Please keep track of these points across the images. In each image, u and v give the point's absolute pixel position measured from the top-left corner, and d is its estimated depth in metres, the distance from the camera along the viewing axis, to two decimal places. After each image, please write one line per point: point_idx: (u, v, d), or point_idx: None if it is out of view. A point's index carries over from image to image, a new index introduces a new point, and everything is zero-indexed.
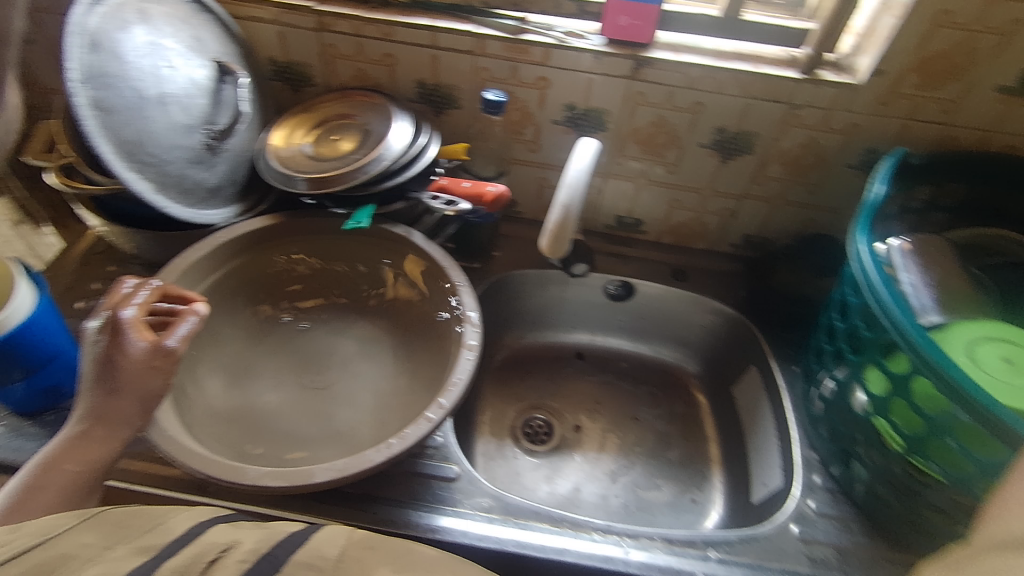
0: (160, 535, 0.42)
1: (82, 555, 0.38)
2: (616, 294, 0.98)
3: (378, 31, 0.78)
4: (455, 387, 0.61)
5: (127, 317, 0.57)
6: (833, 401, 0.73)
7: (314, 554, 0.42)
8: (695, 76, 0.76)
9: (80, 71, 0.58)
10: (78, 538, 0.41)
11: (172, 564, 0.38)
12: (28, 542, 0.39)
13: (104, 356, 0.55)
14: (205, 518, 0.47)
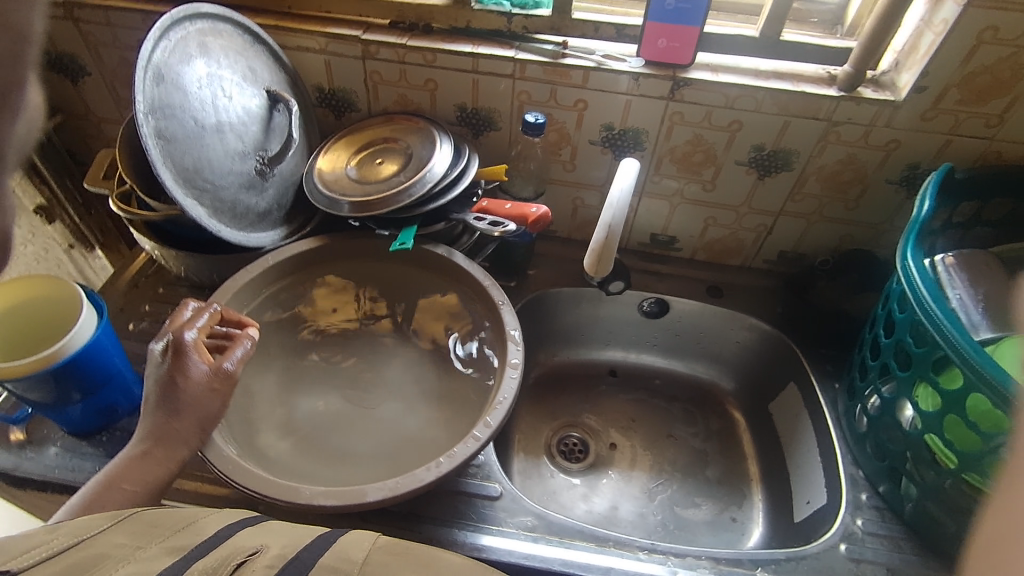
0: (193, 536, 0.45)
1: (117, 556, 0.42)
2: (650, 311, 0.98)
3: (422, 58, 0.81)
4: (501, 406, 0.62)
5: (189, 340, 0.61)
6: (879, 418, 0.72)
7: (340, 559, 0.44)
8: (734, 96, 0.77)
9: (147, 103, 0.61)
10: (112, 539, 0.44)
11: (202, 565, 0.41)
12: (65, 542, 0.43)
13: (168, 379, 0.59)
14: (238, 519, 0.50)
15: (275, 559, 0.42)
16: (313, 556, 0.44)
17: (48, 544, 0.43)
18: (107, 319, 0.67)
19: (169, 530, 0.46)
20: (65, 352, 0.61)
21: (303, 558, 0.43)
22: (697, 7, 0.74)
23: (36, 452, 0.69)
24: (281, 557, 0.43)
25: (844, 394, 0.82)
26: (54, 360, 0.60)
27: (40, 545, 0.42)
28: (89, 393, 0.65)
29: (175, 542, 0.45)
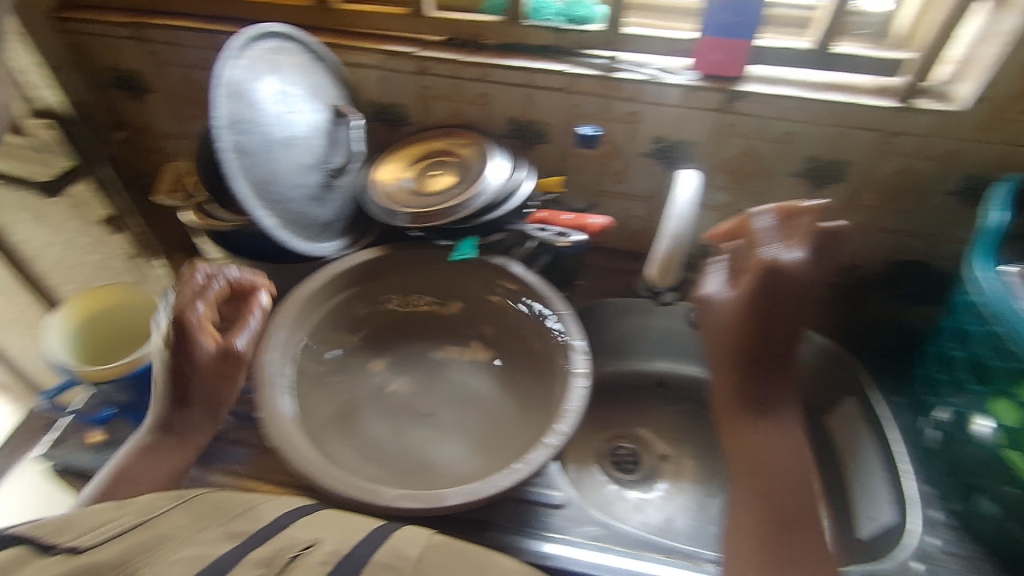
0: (250, 522, 0.50)
1: (175, 537, 0.47)
2: (700, 323, 0.98)
3: (476, 73, 0.83)
4: (571, 413, 0.65)
5: (195, 321, 0.63)
6: (957, 433, 0.72)
7: (395, 555, 0.48)
8: (789, 107, 0.77)
9: (224, 119, 0.63)
10: (174, 520, 0.49)
11: (258, 556, 0.45)
12: (130, 521, 0.49)
13: (178, 357, 0.63)
14: (292, 508, 0.55)
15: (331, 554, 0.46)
16: (369, 550, 0.48)
17: (116, 521, 0.49)
18: (186, 326, 0.70)
19: (231, 514, 0.51)
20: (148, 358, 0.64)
21: (358, 553, 0.47)
22: (749, 22, 0.74)
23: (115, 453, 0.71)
24: (336, 552, 0.46)
25: (909, 408, 0.85)
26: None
27: (104, 525, 0.48)
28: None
29: (234, 527, 0.49)
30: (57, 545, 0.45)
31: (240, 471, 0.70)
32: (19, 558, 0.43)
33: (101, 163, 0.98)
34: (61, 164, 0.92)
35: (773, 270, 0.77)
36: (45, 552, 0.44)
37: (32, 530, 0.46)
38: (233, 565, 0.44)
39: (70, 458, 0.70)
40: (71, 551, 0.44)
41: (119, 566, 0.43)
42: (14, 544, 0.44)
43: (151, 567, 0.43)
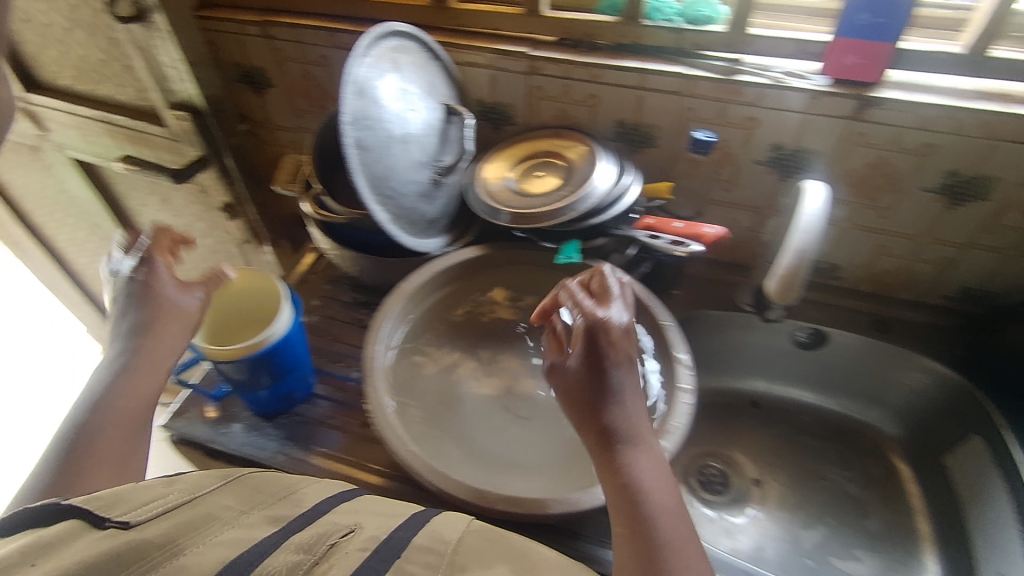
0: (291, 509, 0.48)
1: (222, 518, 0.45)
2: (805, 342, 0.93)
3: (587, 73, 0.81)
4: (676, 430, 0.63)
5: (161, 266, 0.66)
6: None
7: (433, 539, 0.47)
8: (931, 116, 0.71)
9: (349, 115, 0.65)
10: (222, 501, 0.48)
11: (298, 541, 0.43)
12: (177, 498, 0.46)
13: (139, 299, 0.64)
14: (337, 492, 0.54)
15: (368, 540, 0.45)
16: (407, 535, 0.47)
17: (164, 497, 0.46)
18: (298, 314, 0.73)
19: (271, 498, 0.49)
20: (266, 343, 0.67)
21: (399, 536, 0.46)
22: (894, 22, 0.68)
23: (228, 427, 0.76)
24: (373, 540, 0.45)
25: None
26: (258, 348, 0.67)
27: (155, 499, 0.45)
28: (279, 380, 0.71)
29: (277, 512, 0.47)
30: (109, 519, 0.42)
31: (336, 455, 0.73)
32: (72, 531, 0.41)
33: (224, 151, 1.00)
34: (190, 152, 0.97)
35: (591, 373, 0.55)
36: (98, 526, 0.41)
37: (86, 502, 0.43)
38: (274, 550, 0.41)
39: (190, 428, 0.76)
40: (122, 525, 0.42)
41: (164, 547, 0.40)
42: (73, 516, 0.42)
43: (197, 547, 0.41)
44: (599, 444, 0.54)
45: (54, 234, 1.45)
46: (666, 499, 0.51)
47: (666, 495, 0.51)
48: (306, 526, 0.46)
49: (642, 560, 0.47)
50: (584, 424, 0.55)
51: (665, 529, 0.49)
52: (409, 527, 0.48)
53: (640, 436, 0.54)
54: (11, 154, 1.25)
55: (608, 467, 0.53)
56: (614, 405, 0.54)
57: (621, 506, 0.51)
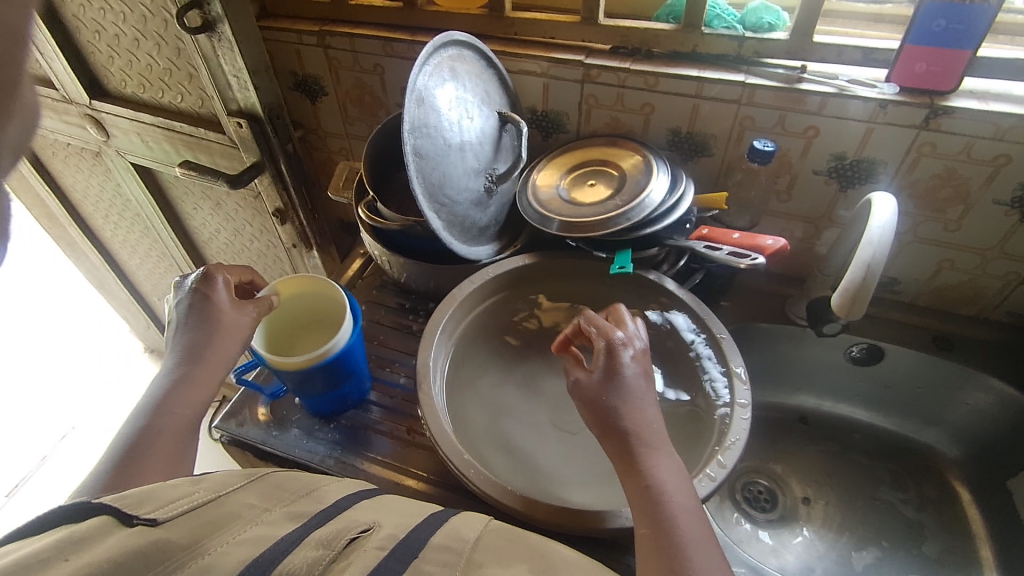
0: (312, 506, 0.48)
1: (245, 517, 0.45)
2: (859, 358, 0.89)
3: (643, 82, 0.81)
4: (733, 446, 0.61)
5: (222, 281, 0.67)
6: None
7: (453, 537, 0.47)
8: (1006, 126, 0.68)
9: (410, 123, 0.66)
10: (245, 499, 0.48)
11: (317, 536, 0.43)
12: (203, 497, 0.46)
13: (199, 312, 0.65)
14: (357, 490, 0.54)
15: (387, 537, 0.45)
16: (426, 533, 0.47)
17: (189, 496, 0.45)
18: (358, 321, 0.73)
19: (293, 496, 0.50)
20: (330, 352, 0.68)
21: (417, 535, 0.46)
22: (973, 29, 0.66)
23: (279, 430, 0.76)
24: (392, 537, 0.45)
25: None
26: (325, 357, 0.68)
27: (181, 498, 0.45)
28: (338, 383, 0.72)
29: (298, 509, 0.47)
30: (138, 516, 0.41)
31: (383, 460, 0.73)
32: (103, 527, 0.39)
33: (279, 158, 1.02)
34: (247, 159, 1.00)
35: (610, 385, 0.56)
36: (127, 523, 0.40)
37: (115, 500, 0.42)
38: (295, 546, 0.41)
39: (243, 431, 0.77)
40: (150, 523, 0.41)
41: (188, 548, 0.40)
42: (102, 512, 0.40)
43: (221, 547, 0.40)
44: (620, 450, 0.54)
45: (112, 236, 1.51)
46: (689, 501, 0.51)
47: (689, 496, 0.51)
48: (325, 522, 0.45)
49: (667, 560, 0.47)
50: (604, 430, 0.55)
51: (689, 528, 0.48)
52: (427, 524, 0.48)
53: (659, 441, 0.54)
54: (76, 159, 1.30)
55: (629, 470, 0.52)
56: (633, 411, 0.55)
57: (642, 508, 0.50)
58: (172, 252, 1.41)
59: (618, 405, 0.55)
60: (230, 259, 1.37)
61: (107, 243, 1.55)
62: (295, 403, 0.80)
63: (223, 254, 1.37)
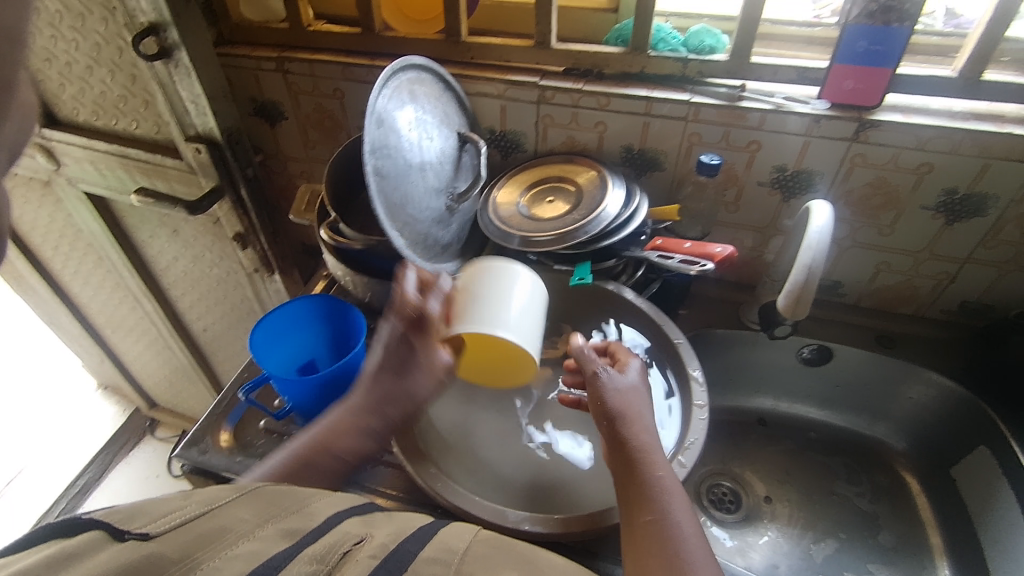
0: (306, 523, 0.45)
1: (237, 530, 0.42)
2: (810, 359, 0.94)
3: (596, 102, 0.84)
4: (693, 446, 0.63)
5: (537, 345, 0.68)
6: None
7: (442, 548, 0.45)
8: (927, 137, 0.74)
9: (371, 144, 0.68)
10: (238, 514, 0.45)
11: (311, 552, 0.41)
12: (196, 510, 0.43)
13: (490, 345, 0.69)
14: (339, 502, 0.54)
15: (379, 547, 0.44)
16: (416, 546, 0.45)
17: (181, 509, 0.43)
18: (362, 335, 0.76)
19: (285, 511, 0.46)
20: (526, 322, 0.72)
21: (407, 548, 0.44)
22: (892, 49, 0.72)
23: (243, 456, 0.75)
24: (383, 547, 0.44)
25: None
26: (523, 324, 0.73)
27: (174, 511, 0.43)
28: (342, 391, 0.74)
29: (291, 525, 0.44)
30: (130, 531, 0.39)
31: (351, 485, 0.72)
32: (92, 544, 0.38)
33: (239, 182, 1.02)
34: (206, 184, 1.00)
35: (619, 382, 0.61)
36: (118, 538, 0.39)
37: (105, 515, 0.40)
38: (287, 561, 0.39)
39: (206, 458, 0.75)
40: (142, 536, 0.39)
41: (180, 562, 0.38)
42: (92, 528, 0.39)
43: (214, 560, 0.39)
44: (623, 450, 0.57)
45: (64, 268, 1.47)
46: (682, 499, 0.53)
47: (682, 495, 0.53)
48: (321, 535, 0.44)
49: (660, 549, 0.48)
50: (611, 434, 0.58)
51: (682, 522, 0.50)
52: (416, 536, 0.47)
53: (655, 446, 0.57)
54: (24, 189, 1.27)
55: (630, 468, 0.55)
56: (635, 416, 0.59)
57: (641, 501, 0.53)
58: (127, 282, 1.37)
59: (625, 412, 0.59)
60: (188, 288, 1.35)
61: (58, 275, 1.51)
62: (260, 428, 0.78)
63: (180, 282, 1.34)
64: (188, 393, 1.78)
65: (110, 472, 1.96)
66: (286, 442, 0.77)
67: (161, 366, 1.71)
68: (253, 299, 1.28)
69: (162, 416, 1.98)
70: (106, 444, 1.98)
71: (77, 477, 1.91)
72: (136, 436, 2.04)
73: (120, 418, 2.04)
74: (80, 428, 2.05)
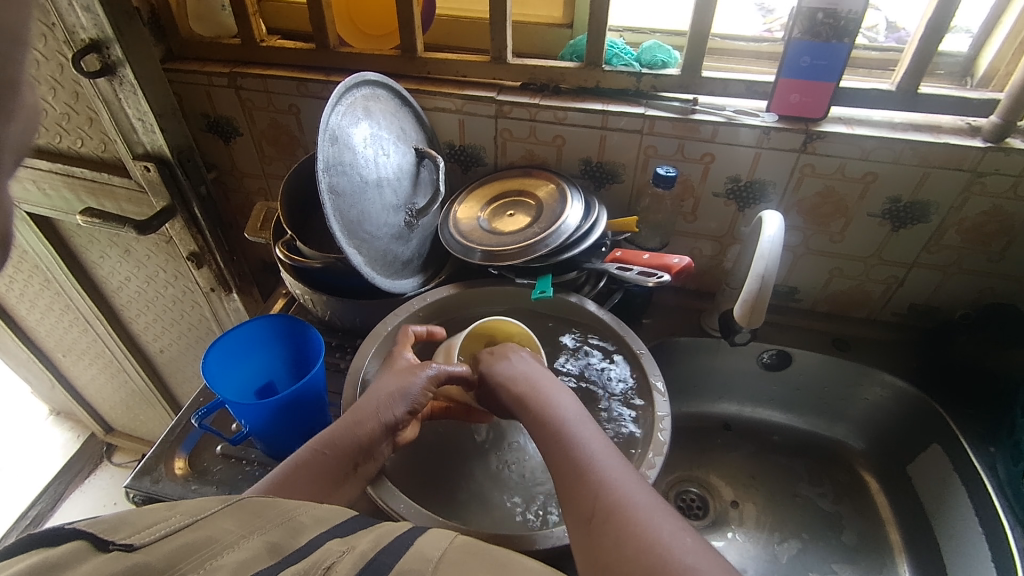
0: (289, 537, 0.42)
1: (223, 541, 0.40)
2: (770, 363, 0.96)
3: (552, 116, 0.85)
4: (656, 460, 0.63)
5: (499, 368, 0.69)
6: None
7: (417, 558, 0.41)
8: (870, 148, 0.77)
9: (325, 162, 0.67)
10: (220, 524, 0.42)
11: (295, 567, 0.39)
12: (181, 521, 0.41)
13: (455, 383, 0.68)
14: None
15: (358, 557, 0.40)
16: (392, 557, 0.40)
17: (167, 520, 0.40)
18: (321, 355, 0.74)
19: (269, 521, 0.43)
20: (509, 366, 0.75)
21: (382, 561, 0.40)
22: (834, 64, 0.74)
23: (199, 484, 0.72)
24: (362, 556, 0.40)
25: (1004, 458, 0.77)
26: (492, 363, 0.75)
27: (160, 521, 0.40)
28: (301, 414, 0.72)
29: (276, 537, 0.41)
30: (115, 541, 0.37)
31: None
32: (76, 555, 0.36)
33: (192, 200, 0.99)
34: (156, 203, 0.97)
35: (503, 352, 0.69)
36: (103, 549, 0.37)
37: (90, 525, 0.38)
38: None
39: (159, 487, 0.72)
40: (126, 548, 0.37)
41: (164, 573, 0.36)
42: (77, 537, 0.37)
43: (199, 572, 0.37)
44: (518, 387, 0.64)
45: (8, 292, 1.40)
46: (580, 415, 0.60)
47: (580, 413, 0.60)
48: (304, 554, 0.40)
49: (563, 455, 0.55)
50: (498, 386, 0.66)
51: (580, 431, 0.57)
52: (392, 547, 0.42)
53: (553, 381, 0.65)
54: None
55: (529, 402, 0.62)
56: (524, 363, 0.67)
57: (541, 425, 0.59)
58: (77, 304, 1.32)
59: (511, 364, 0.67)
60: (142, 309, 1.30)
61: (3, 298, 1.44)
62: (217, 453, 0.76)
63: (133, 303, 1.30)
64: (144, 418, 1.72)
65: (61, 503, 1.87)
66: (244, 467, 0.75)
67: (115, 390, 1.64)
68: (210, 319, 1.24)
69: (118, 441, 1.91)
70: (57, 474, 1.89)
71: (26, 509, 1.81)
72: (90, 464, 1.95)
73: (72, 445, 1.95)
74: (27, 458, 1.95)
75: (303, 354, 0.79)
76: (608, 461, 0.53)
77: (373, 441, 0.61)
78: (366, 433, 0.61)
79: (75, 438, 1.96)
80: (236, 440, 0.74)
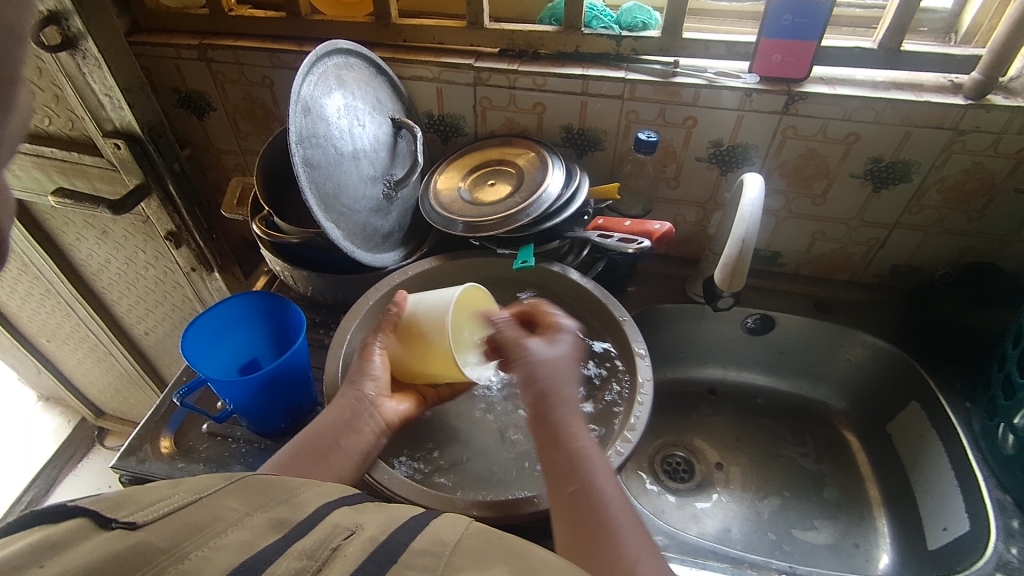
0: (294, 513, 0.40)
1: (226, 519, 0.38)
2: (754, 328, 0.96)
3: (532, 82, 0.83)
4: (638, 423, 0.64)
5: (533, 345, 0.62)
6: None
7: (434, 540, 0.39)
8: (853, 108, 0.76)
9: (298, 134, 0.65)
10: (224, 502, 0.40)
11: (301, 546, 0.36)
12: (185, 498, 0.39)
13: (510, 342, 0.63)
14: None
15: (368, 541, 0.38)
16: (407, 537, 0.39)
17: (170, 498, 0.39)
18: (304, 330, 0.74)
19: (270, 499, 0.41)
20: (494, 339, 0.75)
21: (397, 540, 0.38)
22: (815, 22, 0.73)
23: (186, 462, 0.72)
24: (373, 539, 0.38)
25: (980, 413, 0.79)
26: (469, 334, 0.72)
27: (163, 499, 0.38)
28: (285, 388, 0.72)
29: (281, 514, 0.40)
30: (117, 519, 0.35)
31: None
32: (77, 533, 0.34)
33: (166, 178, 0.97)
34: (129, 182, 0.95)
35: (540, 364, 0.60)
36: (104, 527, 0.34)
37: (91, 502, 0.36)
38: (277, 556, 0.34)
39: (145, 467, 0.72)
40: (130, 526, 0.35)
41: (169, 551, 0.34)
42: (76, 515, 0.35)
43: (204, 549, 0.34)
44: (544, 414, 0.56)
45: None
46: (604, 464, 0.52)
47: (616, 478, 0.51)
48: (311, 527, 0.38)
49: (585, 504, 0.49)
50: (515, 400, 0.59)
51: (606, 487, 0.50)
52: (407, 528, 0.40)
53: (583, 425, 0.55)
54: None
55: (550, 438, 0.54)
56: (560, 392, 0.57)
57: (562, 468, 0.52)
58: (56, 287, 1.30)
59: (550, 396, 0.57)
60: (124, 291, 1.29)
61: None
62: (202, 432, 0.76)
63: (115, 286, 1.28)
64: (133, 401, 1.72)
65: (57, 486, 1.88)
66: (231, 444, 0.75)
67: (102, 373, 1.63)
68: (193, 298, 1.23)
69: (109, 424, 1.91)
70: (50, 458, 1.89)
71: (21, 494, 1.82)
72: (82, 447, 1.97)
73: (65, 429, 1.96)
74: (18, 443, 1.95)
75: (290, 329, 0.78)
76: (634, 531, 0.47)
77: (357, 414, 0.62)
78: (345, 412, 0.62)
79: (66, 423, 1.97)
80: (220, 418, 0.74)
